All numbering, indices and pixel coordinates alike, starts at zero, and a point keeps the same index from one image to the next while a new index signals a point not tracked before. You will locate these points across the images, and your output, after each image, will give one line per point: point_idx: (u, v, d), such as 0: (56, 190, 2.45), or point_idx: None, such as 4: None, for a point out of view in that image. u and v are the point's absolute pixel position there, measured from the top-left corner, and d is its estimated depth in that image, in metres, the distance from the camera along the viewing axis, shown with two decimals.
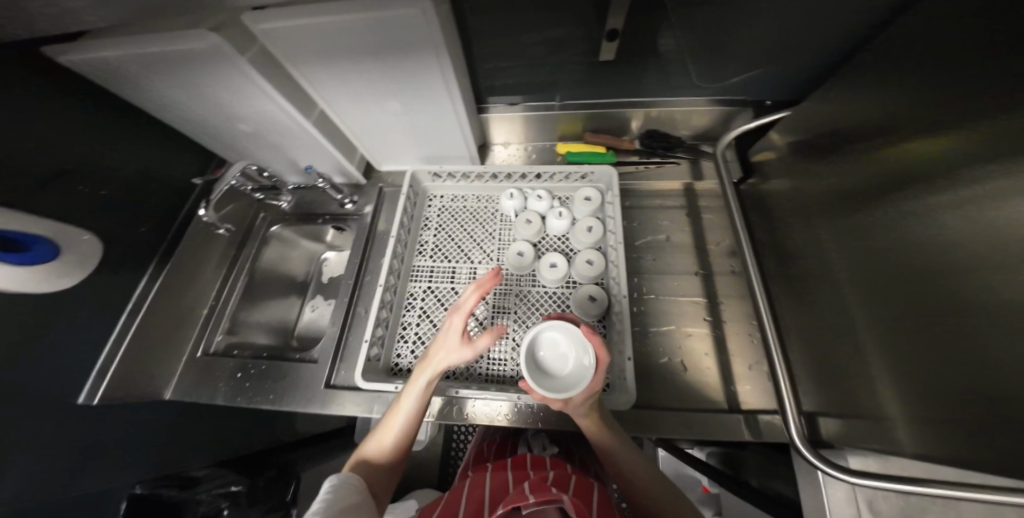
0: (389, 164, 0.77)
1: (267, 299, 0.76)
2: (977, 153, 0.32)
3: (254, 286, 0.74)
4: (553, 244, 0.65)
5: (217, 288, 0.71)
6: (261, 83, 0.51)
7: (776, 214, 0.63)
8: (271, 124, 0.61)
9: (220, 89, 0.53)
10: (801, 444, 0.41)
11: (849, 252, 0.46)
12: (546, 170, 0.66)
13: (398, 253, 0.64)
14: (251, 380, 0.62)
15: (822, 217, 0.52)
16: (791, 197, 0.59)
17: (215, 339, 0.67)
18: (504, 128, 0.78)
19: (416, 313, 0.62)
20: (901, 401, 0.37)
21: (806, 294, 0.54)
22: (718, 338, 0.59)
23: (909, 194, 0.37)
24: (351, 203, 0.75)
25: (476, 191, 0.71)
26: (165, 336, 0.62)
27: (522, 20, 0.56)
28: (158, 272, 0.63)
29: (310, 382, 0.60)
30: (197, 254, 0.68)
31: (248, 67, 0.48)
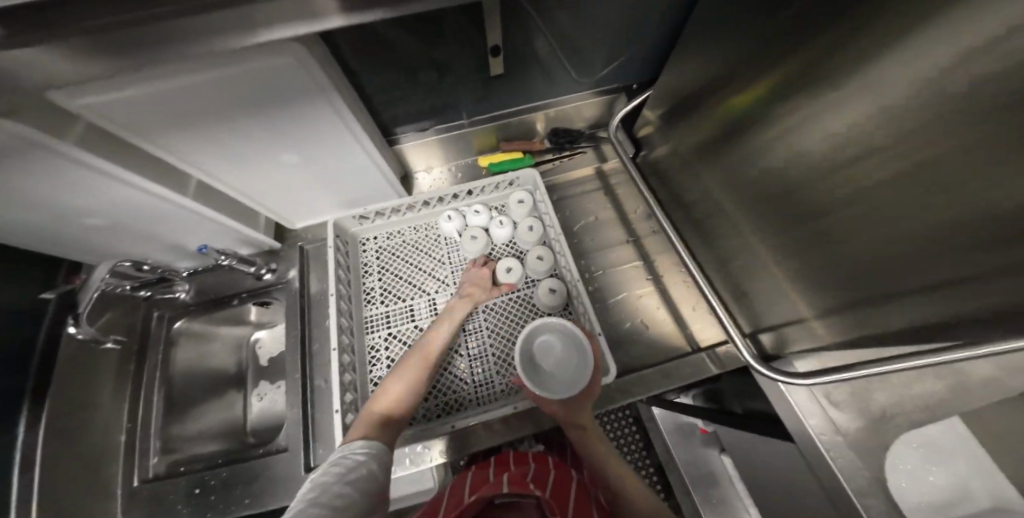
0: (304, 220, 0.70)
1: (193, 408, 0.63)
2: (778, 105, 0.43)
3: (174, 400, 0.61)
4: (503, 252, 0.67)
5: (129, 413, 0.57)
6: (103, 165, 0.41)
7: (668, 175, 0.75)
8: (135, 210, 0.50)
9: (58, 188, 0.43)
10: (756, 363, 0.51)
11: (732, 194, 0.58)
12: (476, 185, 0.68)
13: (344, 310, 0.59)
14: (216, 491, 0.52)
15: (704, 171, 0.63)
16: (674, 158, 0.71)
17: (151, 462, 0.55)
18: (422, 156, 0.78)
19: (384, 364, 0.58)
20: (813, 302, 0.49)
21: (713, 235, 0.66)
22: (663, 291, 0.68)
23: (758, 144, 0.48)
24: (270, 272, 0.66)
25: (411, 222, 0.69)
26: (81, 491, 0.49)
27: (407, 50, 0.56)
28: (37, 416, 0.47)
29: (285, 478, 0.52)
30: (89, 379, 0.54)
31: (80, 151, 0.39)
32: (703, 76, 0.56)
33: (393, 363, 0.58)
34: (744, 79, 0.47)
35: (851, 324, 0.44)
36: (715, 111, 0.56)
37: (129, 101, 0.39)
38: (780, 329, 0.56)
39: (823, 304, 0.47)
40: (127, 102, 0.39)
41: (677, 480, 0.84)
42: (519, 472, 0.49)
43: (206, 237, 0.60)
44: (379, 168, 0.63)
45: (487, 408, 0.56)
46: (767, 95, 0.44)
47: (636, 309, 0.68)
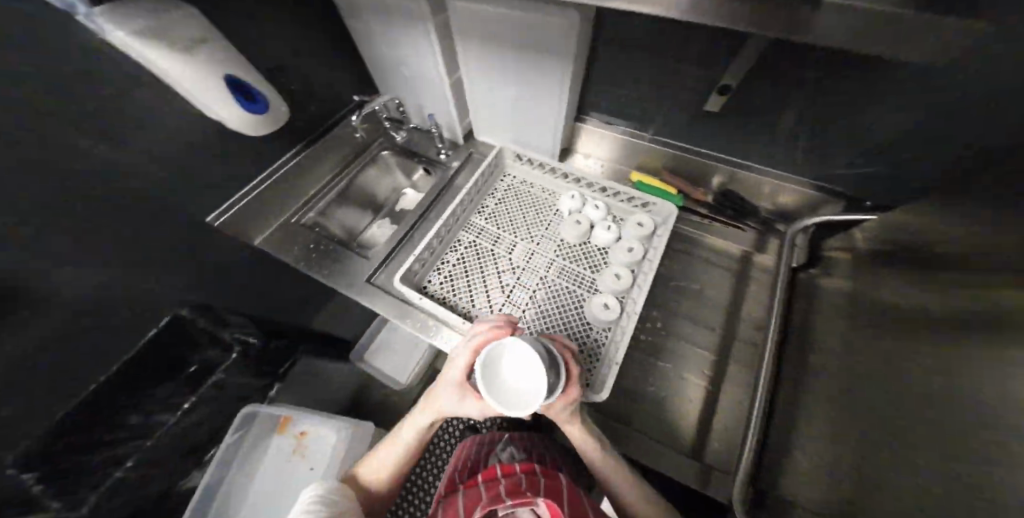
0: (486, 136, 0.86)
1: (351, 204, 0.87)
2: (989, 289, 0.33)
3: (349, 191, 0.86)
4: (591, 251, 0.69)
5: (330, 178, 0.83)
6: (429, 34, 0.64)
7: (816, 308, 0.59)
8: (418, 71, 0.74)
9: (403, 40, 0.68)
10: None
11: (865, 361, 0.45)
12: (614, 188, 0.72)
13: (464, 204, 0.72)
14: (316, 254, 0.70)
15: (853, 320, 0.50)
16: (838, 293, 0.56)
17: (309, 214, 0.78)
18: (593, 143, 0.84)
19: (455, 255, 0.68)
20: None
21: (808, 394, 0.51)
22: (710, 396, 0.60)
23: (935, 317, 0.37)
24: (444, 155, 0.86)
25: (546, 183, 0.77)
26: (275, 201, 0.75)
27: (647, 50, 0.61)
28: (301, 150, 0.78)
29: (356, 273, 0.72)
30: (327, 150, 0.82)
31: (428, 34, 0.63)
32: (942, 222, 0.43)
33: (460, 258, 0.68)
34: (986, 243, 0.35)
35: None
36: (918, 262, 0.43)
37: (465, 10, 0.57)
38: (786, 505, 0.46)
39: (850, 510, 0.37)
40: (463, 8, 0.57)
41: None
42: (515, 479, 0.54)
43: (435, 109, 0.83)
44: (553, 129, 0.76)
45: None
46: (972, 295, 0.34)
47: (669, 388, 0.62)
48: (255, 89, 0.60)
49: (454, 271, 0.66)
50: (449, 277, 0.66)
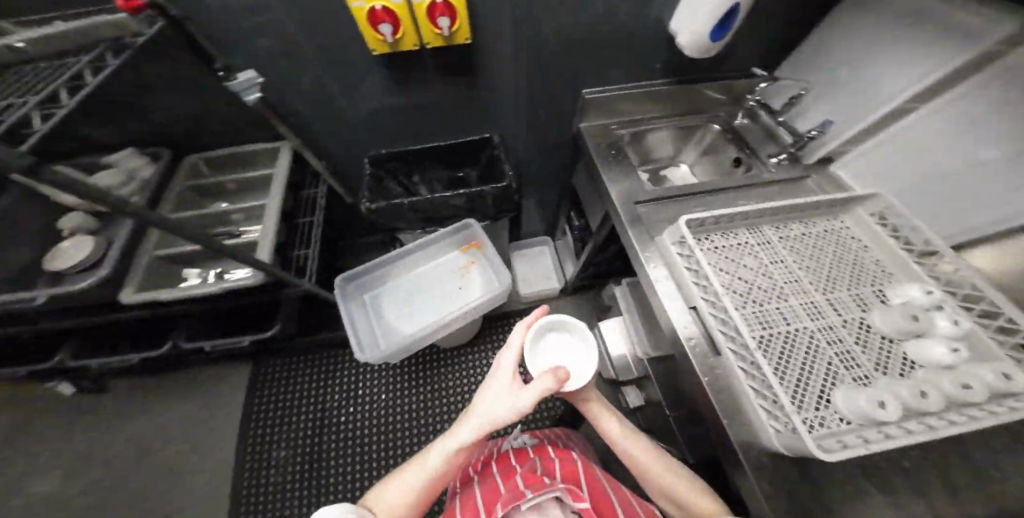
0: (851, 171, 0.70)
1: (648, 141, 0.87)
2: None
3: (663, 133, 0.86)
4: (890, 359, 0.45)
5: (662, 115, 0.86)
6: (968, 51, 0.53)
7: None
8: (874, 83, 0.66)
9: (915, 40, 0.61)
10: None
11: None
12: (1006, 316, 0.42)
13: (790, 206, 0.54)
14: (614, 155, 0.73)
15: None
16: None
17: (630, 125, 0.83)
18: (1005, 254, 0.50)
19: (740, 240, 0.54)
20: None
21: None
22: None
23: None
24: (777, 159, 0.75)
25: (881, 247, 0.53)
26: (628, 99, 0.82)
27: None
28: (661, 80, 0.81)
29: (639, 186, 0.68)
30: (682, 95, 0.84)
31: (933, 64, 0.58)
32: None
33: (743, 244, 0.54)
34: None
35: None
36: None
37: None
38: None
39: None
40: None
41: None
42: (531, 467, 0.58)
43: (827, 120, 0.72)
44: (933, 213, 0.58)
45: (722, 331, 0.47)
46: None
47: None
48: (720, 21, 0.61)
49: (725, 249, 0.53)
50: (720, 250, 0.53)
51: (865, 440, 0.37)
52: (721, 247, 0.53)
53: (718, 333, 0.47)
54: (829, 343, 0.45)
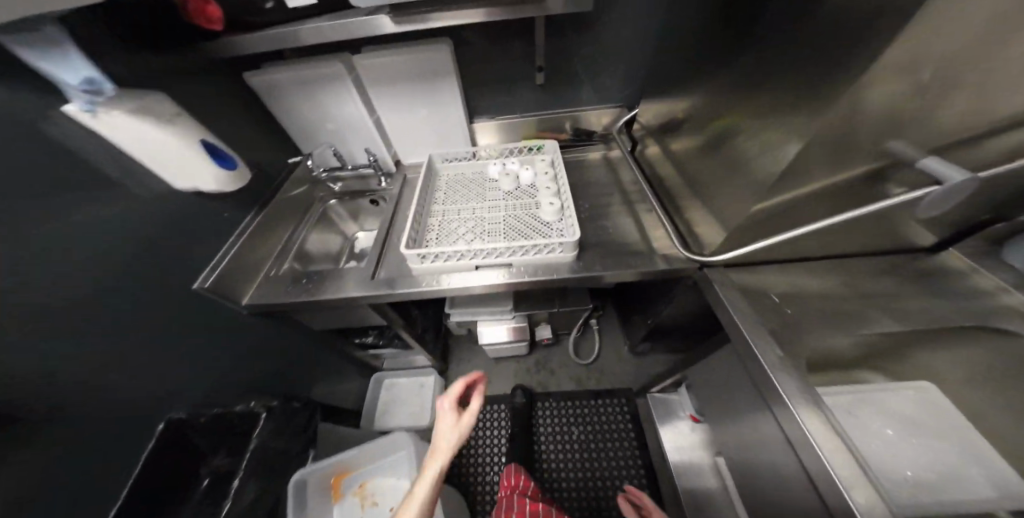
0: (412, 157, 1.11)
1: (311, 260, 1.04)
2: (717, 143, 0.76)
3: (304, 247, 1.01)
4: (525, 190, 0.99)
5: (286, 237, 0.98)
6: (352, 89, 0.88)
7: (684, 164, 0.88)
8: (350, 123, 0.96)
9: (327, 91, 0.88)
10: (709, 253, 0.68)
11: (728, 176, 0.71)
12: (513, 148, 1.05)
13: (417, 215, 0.93)
14: (311, 284, 0.86)
15: (717, 167, 0.75)
16: (698, 150, 0.84)
17: (282, 266, 0.91)
18: (486, 133, 1.14)
19: (436, 234, 0.91)
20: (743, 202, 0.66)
21: (738, 178, 0.68)
22: (732, 181, 0.70)
23: (734, 133, 0.69)
24: (384, 181, 1.09)
25: (471, 166, 1.07)
26: (250, 261, 0.86)
27: (498, 93, 1.07)
28: (254, 215, 0.88)
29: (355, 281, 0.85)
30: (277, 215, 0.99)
31: (350, 79, 0.86)
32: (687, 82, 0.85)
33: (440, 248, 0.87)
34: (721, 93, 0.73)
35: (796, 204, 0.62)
36: (700, 106, 0.82)
37: (375, 60, 0.86)
38: (689, 222, 0.88)
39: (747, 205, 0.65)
40: (376, 61, 0.86)
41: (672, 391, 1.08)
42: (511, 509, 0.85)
43: (373, 147, 1.02)
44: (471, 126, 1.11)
45: (502, 259, 0.81)
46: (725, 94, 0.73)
47: (615, 237, 0.89)
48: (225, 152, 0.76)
49: (437, 240, 0.89)
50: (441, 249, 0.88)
51: (553, 206, 0.90)
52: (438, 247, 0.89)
53: (457, 276, 0.82)
54: (514, 208, 0.94)
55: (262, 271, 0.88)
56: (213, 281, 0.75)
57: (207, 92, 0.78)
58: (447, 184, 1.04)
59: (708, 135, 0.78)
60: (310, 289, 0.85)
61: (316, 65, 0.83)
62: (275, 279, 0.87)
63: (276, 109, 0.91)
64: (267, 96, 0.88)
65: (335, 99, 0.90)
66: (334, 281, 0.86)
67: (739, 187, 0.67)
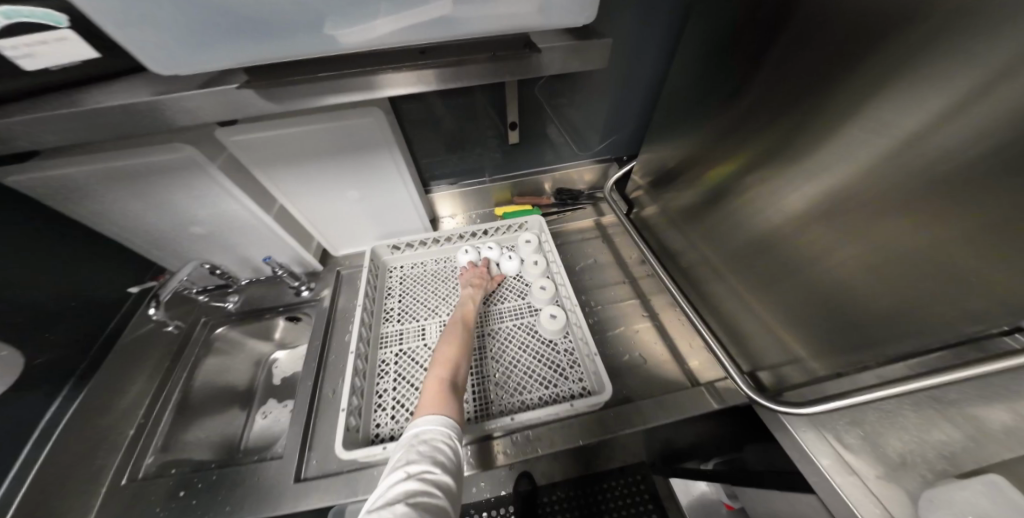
0: (346, 247, 0.80)
1: (203, 414, 0.67)
2: (734, 237, 0.61)
3: (190, 409, 0.65)
4: (513, 285, 0.76)
5: (147, 404, 0.61)
6: (226, 182, 0.56)
7: (699, 244, 0.72)
8: (234, 224, 0.63)
9: (182, 189, 0.55)
10: (756, 394, 0.50)
11: (764, 285, 0.56)
12: (488, 227, 0.81)
13: (362, 352, 0.65)
14: (199, 494, 0.53)
15: (739, 267, 0.61)
16: (707, 234, 0.68)
17: (146, 461, 0.56)
18: (448, 204, 0.89)
19: (391, 378, 0.64)
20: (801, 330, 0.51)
21: (781, 295, 0.53)
22: (774, 296, 0.54)
23: (762, 237, 0.54)
24: (308, 290, 0.76)
25: (434, 255, 0.80)
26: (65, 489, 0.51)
27: (451, 155, 0.82)
28: (72, 395, 0.58)
29: (276, 483, 0.54)
30: (125, 375, 0.63)
31: (217, 169, 0.54)
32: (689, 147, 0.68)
33: (399, 406, 0.61)
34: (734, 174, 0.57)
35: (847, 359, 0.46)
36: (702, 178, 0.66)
37: (261, 134, 0.55)
38: (716, 316, 0.69)
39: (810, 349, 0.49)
40: (265, 134, 0.55)
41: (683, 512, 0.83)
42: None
43: (276, 252, 0.71)
44: (426, 197, 0.85)
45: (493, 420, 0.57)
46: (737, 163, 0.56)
47: (635, 345, 0.69)
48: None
49: (393, 390, 0.63)
50: (402, 405, 0.62)
51: (553, 315, 0.68)
52: (396, 401, 0.62)
53: None
54: (499, 319, 0.71)
55: (106, 482, 0.53)
56: None
57: None
58: (402, 286, 0.76)
59: (724, 221, 0.62)
60: (194, 503, 0.52)
61: (150, 155, 0.50)
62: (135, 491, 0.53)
63: (93, 223, 0.56)
64: (67, 206, 0.53)
65: (202, 196, 0.57)
66: (242, 485, 0.54)
67: (787, 306, 0.53)
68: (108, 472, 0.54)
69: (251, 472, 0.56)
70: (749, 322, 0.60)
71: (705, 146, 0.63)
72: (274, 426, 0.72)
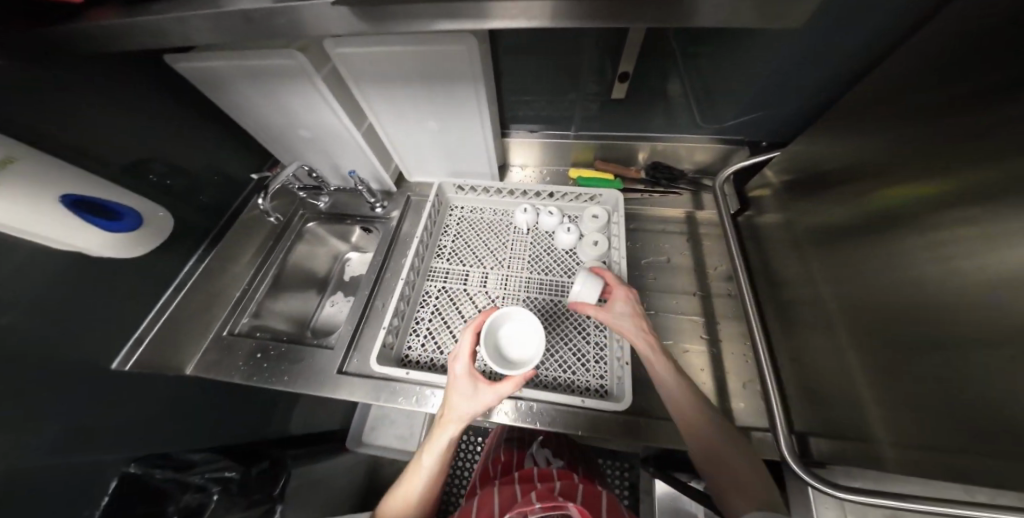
0: (419, 175, 0.84)
1: (289, 290, 0.84)
2: (861, 286, 0.45)
3: (282, 277, 0.83)
4: (562, 258, 0.71)
5: (251, 273, 0.79)
6: (326, 96, 0.60)
7: (807, 279, 0.56)
8: (329, 136, 0.71)
9: (290, 96, 0.62)
10: (791, 460, 0.40)
11: (866, 360, 0.42)
12: (559, 190, 0.74)
13: (410, 280, 0.69)
14: (269, 361, 0.70)
15: (846, 327, 0.46)
16: (826, 270, 0.52)
17: (240, 321, 0.75)
18: (523, 152, 0.84)
19: (429, 309, 0.70)
20: (884, 427, 0.38)
21: (879, 382, 0.40)
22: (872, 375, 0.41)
23: (901, 304, 0.39)
24: (381, 208, 0.82)
25: (493, 204, 0.78)
26: (197, 311, 0.71)
27: (541, 99, 0.73)
28: (204, 254, 0.73)
29: (326, 368, 0.67)
30: (243, 237, 0.79)
31: (321, 80, 0.58)
32: (855, 149, 0.48)
33: (429, 337, 0.67)
34: (901, 207, 0.40)
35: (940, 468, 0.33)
36: (855, 188, 0.48)
37: (358, 50, 0.55)
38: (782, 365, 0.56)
39: (892, 444, 0.37)
40: (359, 53, 0.56)
41: (647, 511, 0.75)
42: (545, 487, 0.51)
43: (362, 169, 0.79)
44: (503, 141, 0.81)
45: None
46: (920, 187, 0.38)
47: (676, 363, 0.61)
48: (119, 205, 0.54)
49: (429, 322, 0.69)
50: (432, 336, 0.68)
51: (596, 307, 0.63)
52: (428, 331, 0.68)
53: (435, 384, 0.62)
54: (539, 290, 0.68)
55: (212, 330, 0.72)
56: (138, 360, 0.60)
57: (120, 90, 0.57)
58: (458, 225, 0.77)
59: (859, 264, 0.46)
60: (266, 366, 0.69)
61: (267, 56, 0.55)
62: (229, 342, 0.71)
63: (233, 111, 0.68)
64: (214, 91, 0.63)
65: (305, 104, 0.63)
66: (297, 363, 0.68)
67: (875, 395, 0.40)
68: (214, 322, 0.73)
69: (309, 353, 0.69)
70: (826, 395, 0.47)
71: (878, 153, 0.44)
72: (338, 315, 0.88)
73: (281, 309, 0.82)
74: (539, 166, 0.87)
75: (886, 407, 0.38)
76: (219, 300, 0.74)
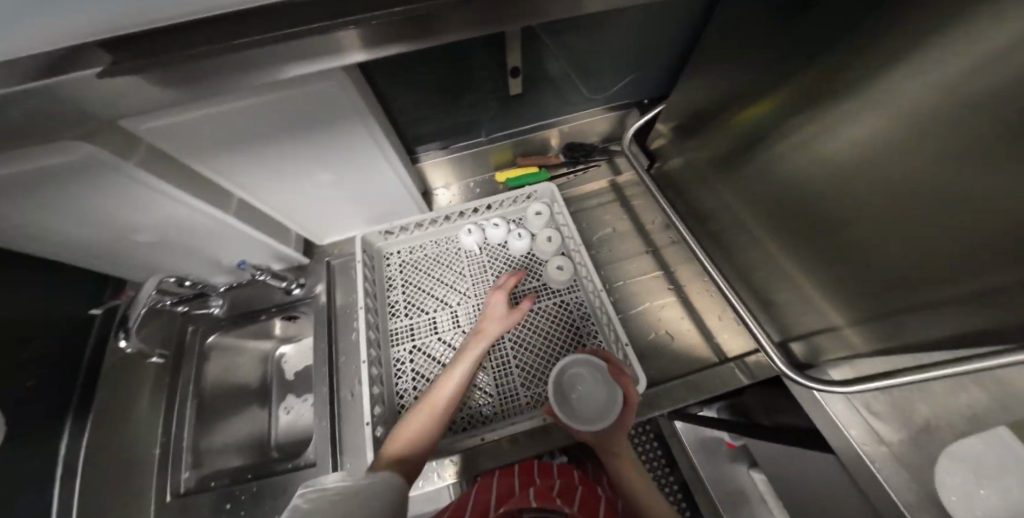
0: (332, 235, 0.72)
1: (221, 418, 0.65)
2: (770, 205, 0.53)
3: (207, 408, 0.64)
4: (523, 264, 0.69)
5: (165, 417, 0.60)
6: (157, 185, 0.45)
7: (726, 209, 0.64)
8: (186, 229, 0.54)
9: (108, 198, 0.44)
10: (790, 371, 0.46)
11: (801, 262, 0.50)
12: (494, 199, 0.71)
13: (374, 356, 0.60)
14: (244, 508, 0.54)
15: (775, 240, 0.54)
16: (738, 197, 0.60)
17: (183, 476, 0.57)
18: (439, 173, 0.78)
19: (410, 376, 0.61)
20: (841, 315, 0.46)
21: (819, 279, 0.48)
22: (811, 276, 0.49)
23: (806, 215, 0.46)
24: (299, 287, 0.69)
25: (432, 236, 0.71)
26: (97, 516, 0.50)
27: (439, 113, 0.68)
28: (80, 425, 0.54)
29: None
30: (123, 391, 0.58)
31: (141, 171, 0.42)
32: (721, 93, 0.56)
33: None
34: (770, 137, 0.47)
35: (884, 334, 0.40)
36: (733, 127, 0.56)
37: (184, 118, 0.41)
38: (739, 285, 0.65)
39: (850, 325, 0.45)
40: (191, 121, 0.42)
41: None
42: (544, 484, 0.45)
43: (253, 253, 0.63)
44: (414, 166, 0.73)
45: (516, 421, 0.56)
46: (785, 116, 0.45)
47: (659, 321, 0.65)
48: None
49: (416, 390, 0.60)
50: None
51: None
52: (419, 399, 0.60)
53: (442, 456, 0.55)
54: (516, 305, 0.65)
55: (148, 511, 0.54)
56: None
57: None
58: (400, 274, 0.69)
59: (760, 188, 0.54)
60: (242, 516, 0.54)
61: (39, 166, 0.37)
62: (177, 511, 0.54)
63: (16, 244, 0.47)
64: None
65: (146, 198, 0.46)
66: (283, 495, 0.55)
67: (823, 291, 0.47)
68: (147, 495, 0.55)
69: (287, 482, 0.55)
70: (785, 299, 0.55)
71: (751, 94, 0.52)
72: (301, 419, 0.71)
73: (222, 445, 0.64)
74: (460, 181, 0.82)
75: (835, 297, 0.46)
76: (125, 477, 0.54)
